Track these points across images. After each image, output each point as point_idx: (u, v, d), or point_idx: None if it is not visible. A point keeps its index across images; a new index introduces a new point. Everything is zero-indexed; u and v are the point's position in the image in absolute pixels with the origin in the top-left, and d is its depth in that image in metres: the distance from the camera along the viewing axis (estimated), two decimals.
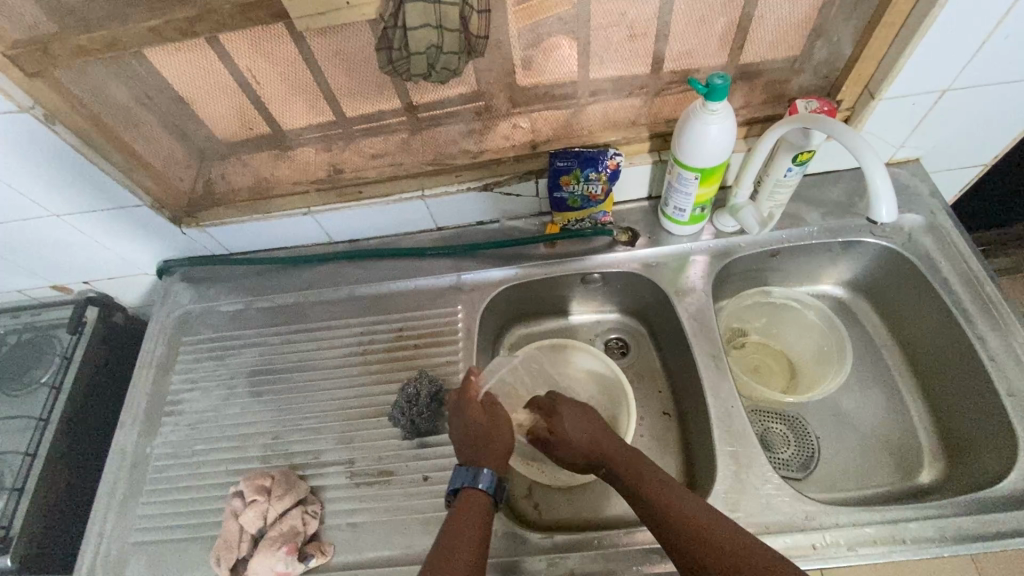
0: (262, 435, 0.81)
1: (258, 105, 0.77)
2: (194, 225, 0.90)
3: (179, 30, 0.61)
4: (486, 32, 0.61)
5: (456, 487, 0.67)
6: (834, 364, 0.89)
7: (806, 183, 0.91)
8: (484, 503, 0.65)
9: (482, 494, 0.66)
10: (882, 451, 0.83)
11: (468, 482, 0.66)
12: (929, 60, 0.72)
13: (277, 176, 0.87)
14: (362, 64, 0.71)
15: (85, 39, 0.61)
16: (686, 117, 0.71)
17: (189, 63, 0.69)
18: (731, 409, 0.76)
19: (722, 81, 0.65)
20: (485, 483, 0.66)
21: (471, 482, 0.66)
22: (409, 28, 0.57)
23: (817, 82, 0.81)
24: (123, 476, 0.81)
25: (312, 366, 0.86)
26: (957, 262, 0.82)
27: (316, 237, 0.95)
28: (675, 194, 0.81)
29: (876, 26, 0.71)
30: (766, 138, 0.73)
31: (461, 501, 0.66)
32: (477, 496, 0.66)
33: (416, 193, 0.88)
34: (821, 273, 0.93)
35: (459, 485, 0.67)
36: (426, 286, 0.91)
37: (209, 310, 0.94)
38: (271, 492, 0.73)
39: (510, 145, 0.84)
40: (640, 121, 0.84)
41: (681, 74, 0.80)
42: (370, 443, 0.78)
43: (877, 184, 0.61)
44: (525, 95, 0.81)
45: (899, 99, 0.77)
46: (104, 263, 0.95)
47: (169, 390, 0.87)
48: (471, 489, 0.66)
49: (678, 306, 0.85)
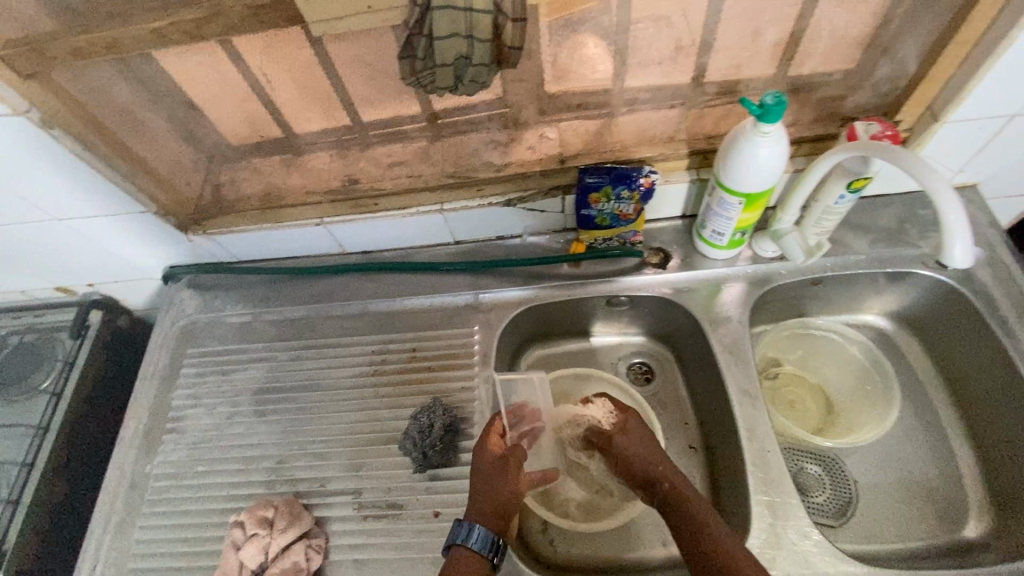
0: (266, 458, 0.77)
1: (270, 109, 0.72)
2: (201, 233, 0.84)
3: (185, 33, 0.56)
4: (520, 43, 0.55)
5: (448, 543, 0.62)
6: (878, 405, 0.84)
7: (854, 207, 0.84)
8: (476, 559, 0.61)
9: (474, 554, 0.61)
10: (925, 498, 0.77)
11: (458, 540, 0.61)
12: (1007, 81, 0.65)
13: (287, 184, 0.82)
14: (382, 71, 0.66)
15: (83, 40, 0.56)
16: (733, 137, 0.65)
17: (196, 65, 0.64)
18: (767, 454, 0.71)
19: (776, 100, 0.59)
20: (476, 541, 0.61)
21: (460, 539, 0.61)
22: (436, 38, 0.51)
23: (875, 100, 0.74)
24: (121, 497, 0.77)
25: (320, 386, 0.82)
26: (1019, 300, 0.75)
27: (328, 247, 0.90)
28: (715, 218, 0.75)
29: (948, 41, 0.64)
30: (820, 162, 0.67)
31: (450, 559, 0.61)
32: (468, 555, 0.61)
33: (435, 206, 0.81)
34: (865, 303, 0.87)
35: (451, 541, 0.62)
36: (441, 304, 0.86)
37: (215, 321, 0.90)
38: (274, 524, 0.69)
39: (536, 158, 0.78)
40: (678, 136, 0.76)
41: (726, 86, 0.74)
42: (379, 473, 0.74)
43: (951, 222, 0.55)
44: (554, 104, 0.77)
45: (967, 123, 0.70)
46: (108, 268, 0.91)
47: (170, 406, 0.83)
48: (462, 547, 0.61)
49: (711, 337, 0.80)
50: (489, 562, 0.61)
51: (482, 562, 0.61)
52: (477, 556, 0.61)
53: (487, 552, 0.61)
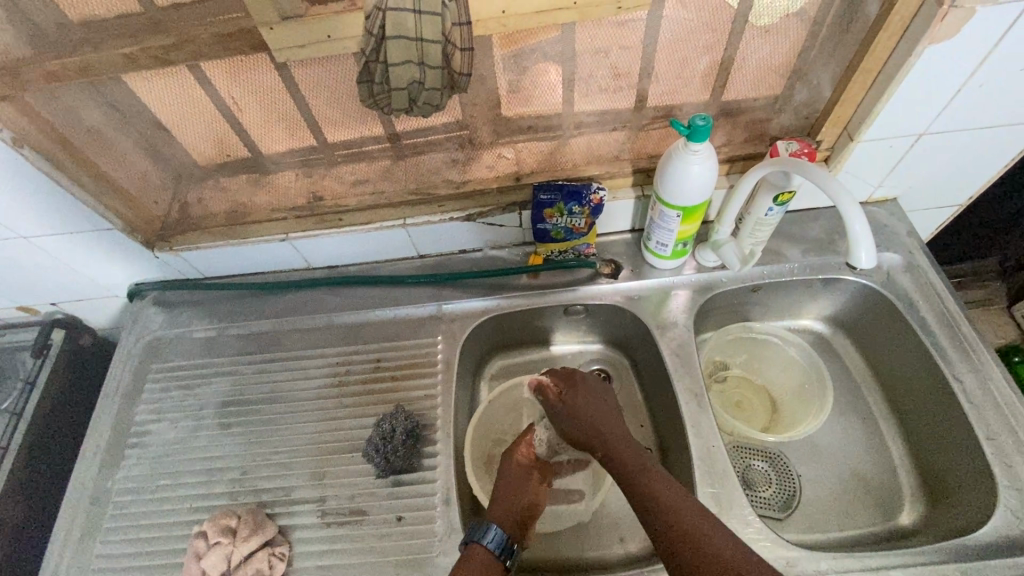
0: (230, 470, 0.78)
1: (237, 130, 0.75)
2: (168, 249, 0.88)
3: (155, 58, 0.59)
4: (469, 70, 0.60)
5: (464, 541, 0.67)
6: (815, 401, 0.89)
7: (788, 220, 0.91)
8: (489, 559, 0.64)
9: (487, 551, 0.65)
10: (862, 490, 0.82)
11: (476, 536, 0.66)
12: (905, 105, 0.73)
13: (255, 202, 0.86)
14: (344, 95, 0.70)
15: (57, 64, 0.60)
16: (669, 155, 0.71)
17: (166, 88, 0.67)
18: (712, 448, 0.75)
19: (704, 121, 0.65)
20: (492, 540, 0.65)
21: (477, 537, 0.66)
22: (390, 64, 0.56)
23: (797, 122, 0.82)
24: (81, 513, 0.77)
25: (285, 397, 0.84)
26: (934, 302, 0.82)
27: (294, 263, 0.93)
28: (657, 230, 0.81)
29: (854, 71, 0.72)
30: (748, 178, 0.73)
31: (465, 557, 0.65)
32: (483, 552, 0.65)
33: (398, 222, 0.87)
34: (802, 309, 0.93)
35: (467, 538, 0.66)
36: (405, 316, 0.90)
37: (180, 337, 0.91)
38: (237, 533, 0.70)
39: (493, 176, 0.84)
40: (623, 156, 0.84)
41: (665, 110, 0.81)
42: (343, 480, 0.76)
43: (856, 230, 0.61)
44: (508, 127, 0.80)
45: (877, 142, 0.78)
46: (72, 286, 0.92)
47: (133, 421, 0.84)
48: (477, 545, 0.65)
49: (660, 340, 0.85)
50: (500, 561, 0.65)
51: (494, 560, 0.65)
52: (491, 555, 0.65)
53: (499, 551, 0.65)
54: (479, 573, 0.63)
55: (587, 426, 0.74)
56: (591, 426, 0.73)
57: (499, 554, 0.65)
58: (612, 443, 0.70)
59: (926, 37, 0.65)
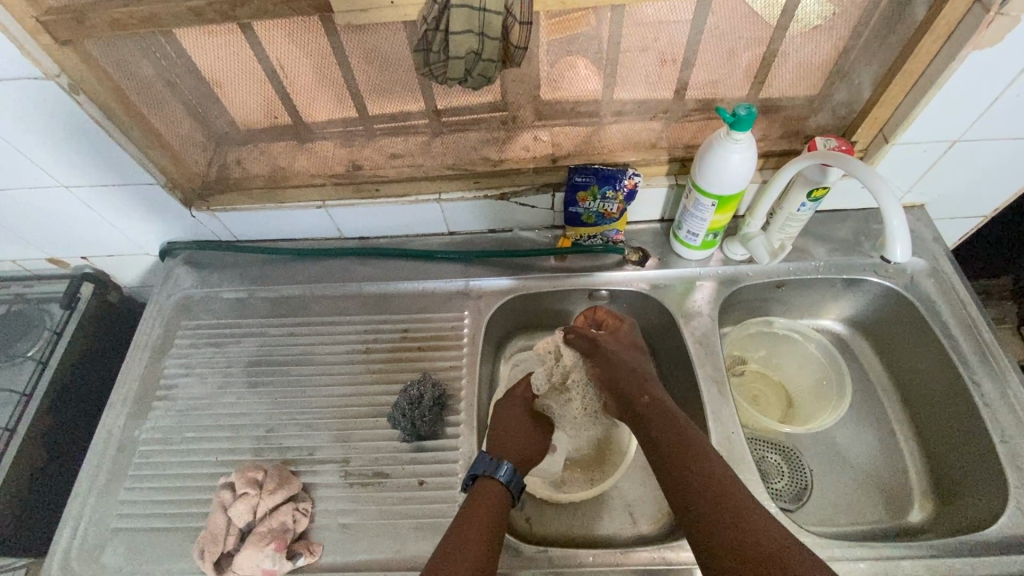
0: (255, 427, 0.80)
1: (283, 94, 0.76)
2: (204, 209, 0.89)
3: (219, 12, 0.61)
4: (525, 44, 0.61)
5: (474, 474, 0.70)
6: (833, 398, 0.90)
7: (815, 220, 0.93)
8: (499, 494, 0.69)
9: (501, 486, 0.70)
10: (872, 487, 0.83)
11: (490, 470, 0.70)
12: (943, 110, 0.74)
13: (293, 167, 0.87)
14: (394, 63, 0.71)
15: (123, 12, 0.61)
16: (709, 144, 0.72)
17: (219, 47, 0.68)
18: (731, 435, 0.77)
19: (747, 111, 0.66)
20: (503, 474, 0.70)
21: (490, 471, 0.70)
22: (451, 32, 0.57)
23: (833, 122, 0.83)
24: (108, 459, 0.79)
25: (312, 360, 0.85)
26: (956, 307, 0.83)
27: (327, 232, 0.95)
28: (689, 219, 0.83)
29: (896, 73, 0.73)
30: (783, 172, 0.75)
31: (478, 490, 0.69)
32: (496, 485, 0.69)
33: (433, 196, 0.88)
34: (823, 308, 0.95)
35: (478, 475, 0.70)
36: (433, 289, 0.91)
37: (210, 296, 0.93)
38: (263, 485, 0.72)
39: (530, 157, 0.85)
40: (660, 144, 0.85)
41: (704, 102, 0.82)
42: (367, 443, 0.77)
43: (894, 224, 0.63)
44: (550, 108, 0.82)
45: (912, 145, 0.80)
46: (106, 240, 0.93)
47: (162, 374, 0.85)
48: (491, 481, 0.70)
49: (684, 329, 0.86)
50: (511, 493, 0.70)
51: (505, 494, 0.70)
52: (503, 487, 0.70)
53: (509, 483, 0.70)
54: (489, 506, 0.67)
55: (636, 383, 0.75)
56: (635, 377, 0.76)
57: (510, 487, 0.70)
58: (688, 447, 0.67)
59: (970, 42, 0.66)
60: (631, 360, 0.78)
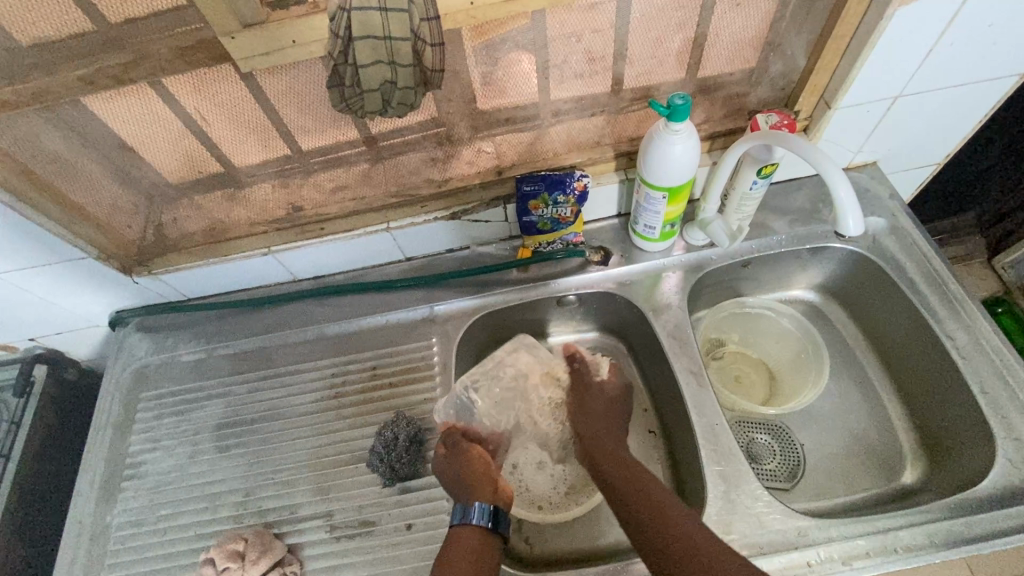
0: (232, 493, 0.77)
1: (205, 144, 0.72)
2: (146, 273, 0.86)
3: (112, 78, 0.57)
4: (441, 66, 0.58)
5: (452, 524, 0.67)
6: (813, 369, 0.90)
7: (771, 192, 0.92)
8: (478, 532, 0.65)
9: (476, 527, 0.65)
10: (864, 454, 0.83)
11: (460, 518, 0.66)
12: (880, 70, 0.73)
13: (232, 217, 0.84)
14: (314, 100, 0.68)
15: (9, 92, 0.57)
16: (650, 137, 0.70)
17: (125, 109, 0.64)
18: (716, 427, 0.75)
19: (683, 101, 0.64)
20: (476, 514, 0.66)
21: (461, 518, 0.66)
22: (360, 66, 0.54)
23: (774, 94, 0.82)
24: (83, 550, 0.76)
25: (282, 415, 0.82)
26: (921, 263, 0.83)
27: (278, 276, 0.92)
28: (644, 213, 0.81)
29: (828, 38, 0.72)
30: (728, 155, 0.73)
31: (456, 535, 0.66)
32: (471, 529, 0.65)
33: (381, 225, 0.86)
34: (792, 279, 0.94)
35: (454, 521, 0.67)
36: (397, 321, 0.88)
37: (168, 362, 0.89)
38: (245, 556, 0.69)
39: (475, 171, 0.82)
40: (604, 141, 0.83)
41: (642, 91, 0.80)
42: (348, 492, 0.75)
43: (841, 197, 0.62)
44: (485, 120, 0.79)
45: (855, 107, 0.78)
46: (51, 320, 0.89)
47: (128, 452, 0.82)
48: (462, 523, 0.66)
49: (655, 323, 0.85)
50: (493, 528, 0.66)
51: (486, 530, 0.66)
52: (479, 528, 0.66)
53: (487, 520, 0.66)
54: (467, 554, 0.63)
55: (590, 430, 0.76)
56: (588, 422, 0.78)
57: (488, 524, 0.66)
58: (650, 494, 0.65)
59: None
60: (604, 404, 0.79)
